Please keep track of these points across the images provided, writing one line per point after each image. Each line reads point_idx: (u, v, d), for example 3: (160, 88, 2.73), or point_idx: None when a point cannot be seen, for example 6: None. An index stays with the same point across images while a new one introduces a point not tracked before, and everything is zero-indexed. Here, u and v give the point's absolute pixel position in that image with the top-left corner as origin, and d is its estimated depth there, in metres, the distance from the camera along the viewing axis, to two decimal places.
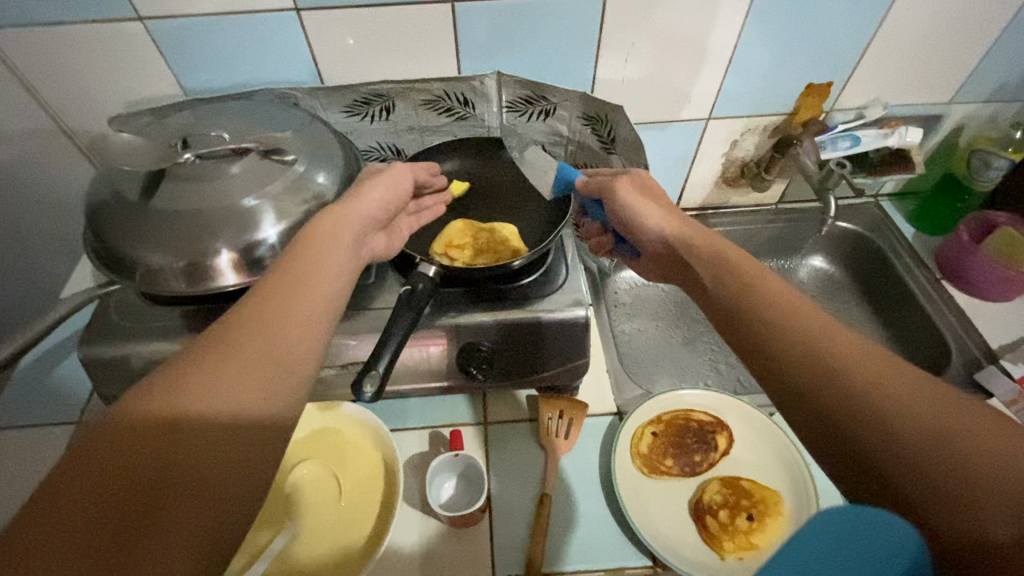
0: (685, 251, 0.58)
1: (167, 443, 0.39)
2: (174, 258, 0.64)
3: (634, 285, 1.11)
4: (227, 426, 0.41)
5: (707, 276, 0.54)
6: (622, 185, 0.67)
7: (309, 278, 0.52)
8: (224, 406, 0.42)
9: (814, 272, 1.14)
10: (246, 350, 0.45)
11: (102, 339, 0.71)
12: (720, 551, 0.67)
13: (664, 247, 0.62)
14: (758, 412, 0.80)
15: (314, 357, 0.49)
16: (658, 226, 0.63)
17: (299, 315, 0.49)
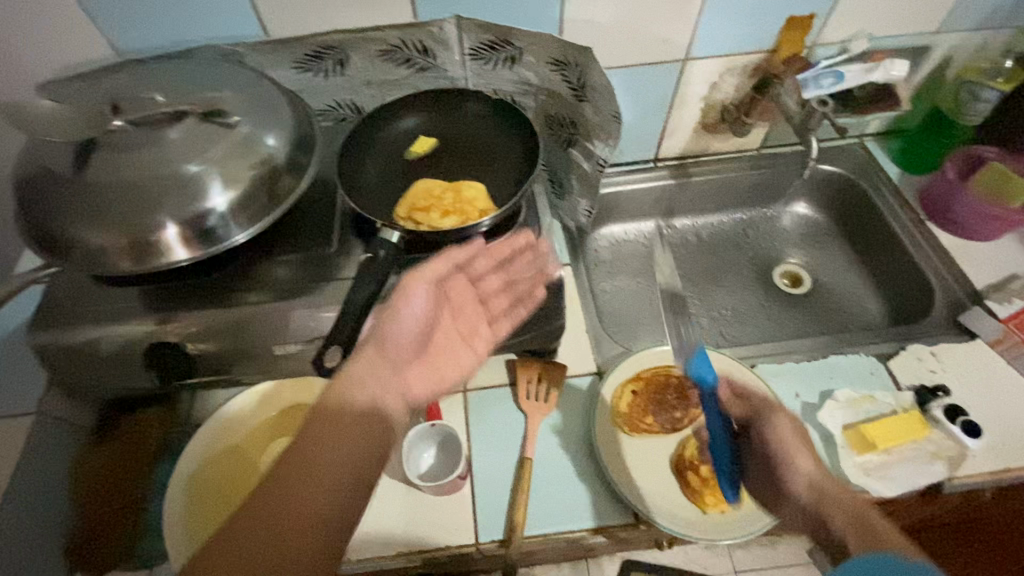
0: (826, 493, 0.59)
1: (296, 465, 0.50)
2: (116, 235, 0.60)
3: (615, 241, 1.08)
4: (345, 440, 0.52)
5: (807, 495, 0.61)
6: (785, 426, 0.64)
7: (406, 320, 0.59)
8: (341, 423, 0.53)
9: (798, 219, 1.12)
10: (356, 385, 0.55)
11: (50, 325, 0.67)
12: (702, 506, 0.68)
13: (811, 496, 0.60)
14: (736, 362, 0.79)
15: (389, 382, 0.57)
16: (806, 478, 0.61)
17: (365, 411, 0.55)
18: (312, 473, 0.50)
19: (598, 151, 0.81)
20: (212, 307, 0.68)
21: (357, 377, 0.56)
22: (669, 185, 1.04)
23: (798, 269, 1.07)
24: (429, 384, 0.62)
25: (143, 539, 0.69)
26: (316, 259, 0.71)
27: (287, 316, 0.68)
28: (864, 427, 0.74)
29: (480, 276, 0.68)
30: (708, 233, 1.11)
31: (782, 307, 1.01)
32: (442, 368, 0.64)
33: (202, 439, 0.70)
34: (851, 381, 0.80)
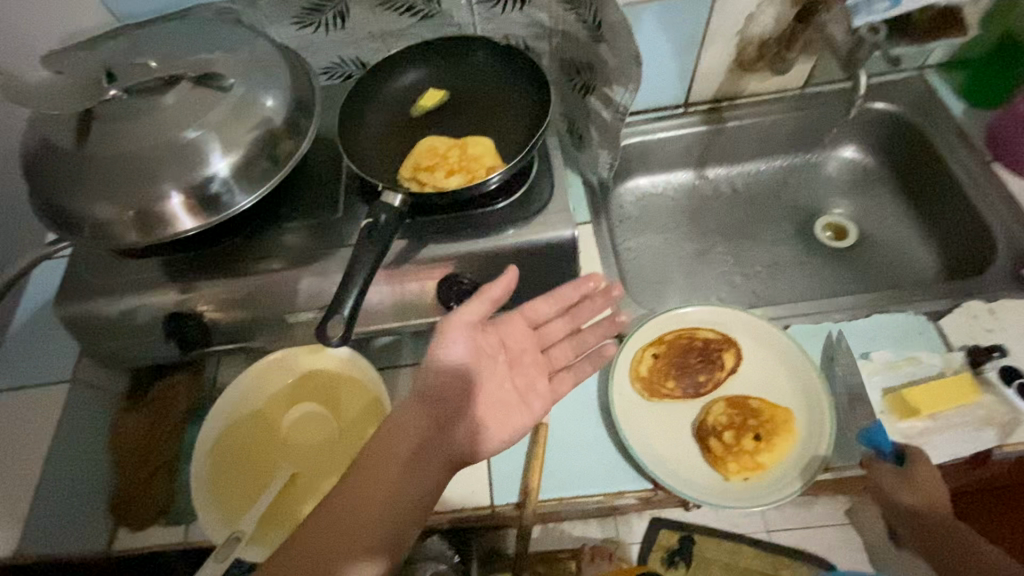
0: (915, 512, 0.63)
1: (363, 465, 0.57)
2: (121, 206, 0.59)
3: (642, 196, 1.02)
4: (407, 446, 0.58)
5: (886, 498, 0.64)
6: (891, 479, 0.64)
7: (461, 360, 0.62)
8: (403, 433, 0.58)
9: (845, 165, 1.02)
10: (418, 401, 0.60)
11: (73, 297, 0.69)
12: (724, 472, 0.65)
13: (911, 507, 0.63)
14: (770, 324, 0.74)
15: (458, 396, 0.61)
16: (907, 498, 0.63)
17: (410, 451, 0.58)
18: (378, 474, 0.56)
19: (617, 97, 0.71)
20: (224, 277, 0.68)
21: (402, 420, 0.59)
22: (699, 133, 0.97)
23: (842, 221, 0.99)
24: (475, 441, 0.61)
25: (177, 498, 0.72)
26: (324, 225, 0.70)
27: (296, 284, 0.68)
28: (906, 392, 0.68)
29: (540, 320, 0.70)
30: (743, 184, 1.03)
31: (823, 263, 0.94)
32: (487, 427, 0.61)
33: (223, 407, 0.71)
34: (895, 342, 0.74)
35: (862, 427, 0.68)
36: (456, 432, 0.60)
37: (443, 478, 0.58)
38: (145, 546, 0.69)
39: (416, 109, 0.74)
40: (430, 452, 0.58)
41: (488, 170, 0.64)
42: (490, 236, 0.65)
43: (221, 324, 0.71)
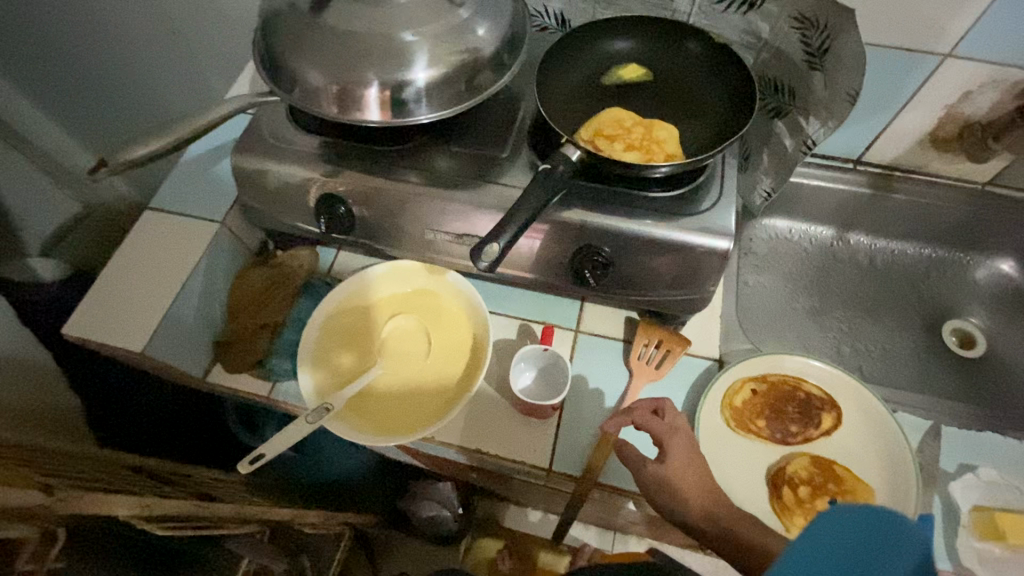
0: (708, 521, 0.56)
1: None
2: (329, 80, 0.64)
3: (774, 236, 1.00)
4: None
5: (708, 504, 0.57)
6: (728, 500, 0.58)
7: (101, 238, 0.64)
8: None
9: (997, 277, 0.96)
10: None
11: (247, 149, 0.74)
12: (788, 523, 0.65)
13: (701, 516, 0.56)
14: (880, 404, 0.71)
15: None
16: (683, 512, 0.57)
17: None
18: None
19: (810, 130, 0.71)
20: (376, 175, 0.71)
21: None
22: (858, 195, 0.93)
23: (973, 331, 0.93)
24: None
25: (272, 357, 0.76)
26: (485, 159, 0.72)
27: (444, 205, 0.70)
28: (999, 514, 0.65)
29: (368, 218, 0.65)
30: (881, 259, 0.99)
31: (941, 365, 0.89)
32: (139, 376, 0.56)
33: (341, 293, 0.77)
34: (1003, 465, 0.70)
35: (941, 535, 0.65)
36: None
37: None
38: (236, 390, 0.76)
39: (608, 79, 0.75)
40: None
41: (667, 157, 0.64)
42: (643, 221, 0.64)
43: (362, 220, 0.75)
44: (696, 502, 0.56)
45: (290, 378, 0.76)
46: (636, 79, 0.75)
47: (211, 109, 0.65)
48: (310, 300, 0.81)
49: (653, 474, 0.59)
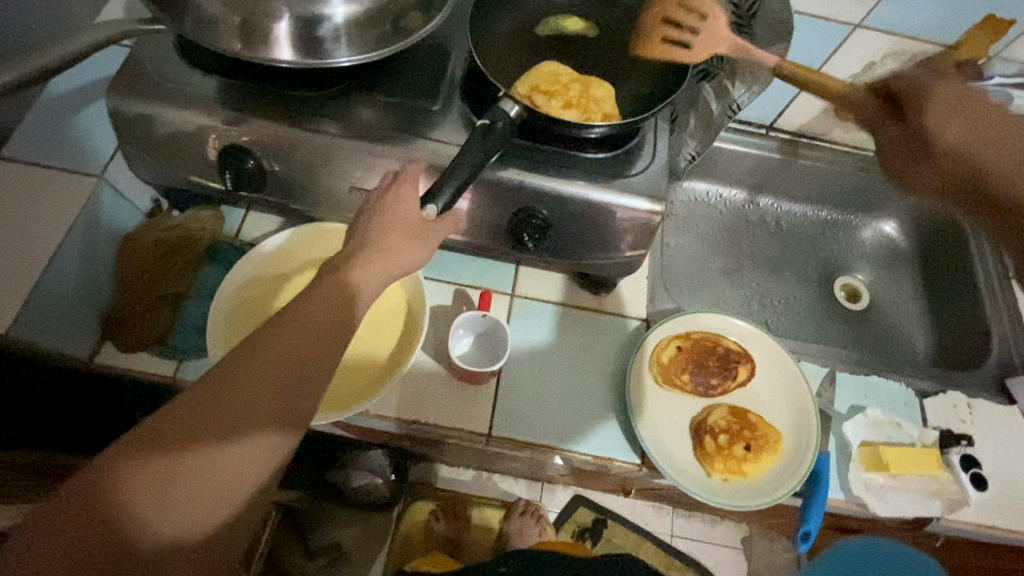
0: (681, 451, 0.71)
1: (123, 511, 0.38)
2: (229, 10, 0.54)
3: (695, 199, 1.05)
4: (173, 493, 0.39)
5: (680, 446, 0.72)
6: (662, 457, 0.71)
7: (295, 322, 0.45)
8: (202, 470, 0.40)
9: (880, 237, 1.06)
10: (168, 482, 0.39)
11: (130, 90, 0.62)
12: (709, 468, 0.70)
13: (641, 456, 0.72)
14: (789, 356, 0.77)
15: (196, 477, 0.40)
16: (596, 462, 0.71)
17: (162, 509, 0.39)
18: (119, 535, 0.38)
19: (735, 94, 0.76)
20: (287, 124, 0.63)
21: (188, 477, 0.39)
22: (771, 159, 0.98)
23: (859, 285, 1.03)
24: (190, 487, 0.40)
25: (176, 332, 0.69)
26: (417, 113, 0.66)
27: (371, 161, 0.64)
28: (883, 448, 0.75)
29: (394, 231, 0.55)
30: (786, 222, 1.06)
31: (833, 319, 0.98)
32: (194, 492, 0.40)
33: (254, 259, 0.70)
34: (884, 404, 0.80)
35: (835, 468, 0.75)
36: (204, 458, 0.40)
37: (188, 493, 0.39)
38: (133, 371, 0.66)
39: (541, 29, 0.76)
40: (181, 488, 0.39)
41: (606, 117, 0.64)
42: (583, 183, 0.63)
43: (276, 175, 0.67)
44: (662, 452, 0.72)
45: (198, 353, 0.68)
46: (576, 32, 0.76)
47: (77, 36, 0.54)
48: (219, 267, 0.72)
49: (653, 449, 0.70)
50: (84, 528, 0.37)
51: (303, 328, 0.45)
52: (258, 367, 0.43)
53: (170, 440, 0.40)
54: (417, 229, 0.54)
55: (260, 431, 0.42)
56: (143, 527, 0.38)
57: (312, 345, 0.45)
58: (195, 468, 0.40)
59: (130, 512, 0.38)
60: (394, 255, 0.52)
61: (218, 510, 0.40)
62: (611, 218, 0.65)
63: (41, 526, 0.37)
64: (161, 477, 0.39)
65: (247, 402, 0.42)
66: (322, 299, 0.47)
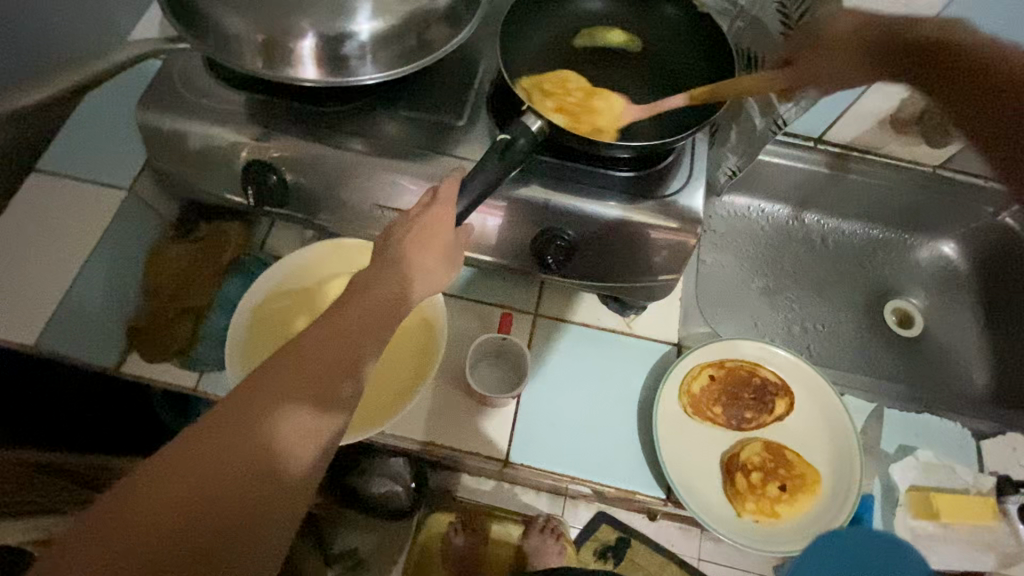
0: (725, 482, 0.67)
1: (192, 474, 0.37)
2: (253, 27, 0.53)
3: (733, 213, 0.99)
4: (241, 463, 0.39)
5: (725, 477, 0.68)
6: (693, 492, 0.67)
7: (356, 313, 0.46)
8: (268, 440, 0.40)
9: (937, 259, 0.98)
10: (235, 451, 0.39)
11: (160, 105, 0.63)
12: (740, 508, 0.66)
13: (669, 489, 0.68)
14: (832, 391, 0.72)
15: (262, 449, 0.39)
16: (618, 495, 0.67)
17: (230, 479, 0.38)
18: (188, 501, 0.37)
19: (782, 109, 0.71)
20: (311, 140, 0.62)
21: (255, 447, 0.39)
22: (817, 174, 0.92)
23: (913, 311, 0.95)
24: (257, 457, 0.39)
25: (198, 344, 0.68)
26: (441, 128, 0.64)
27: (393, 178, 0.62)
28: (934, 496, 0.70)
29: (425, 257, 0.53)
30: (832, 240, 1.00)
31: (881, 345, 0.91)
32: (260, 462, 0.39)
33: (275, 273, 0.69)
34: (937, 445, 0.73)
35: (879, 512, 0.69)
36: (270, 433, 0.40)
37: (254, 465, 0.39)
38: (155, 381, 0.66)
39: (578, 41, 0.72)
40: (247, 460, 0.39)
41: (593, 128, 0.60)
42: (611, 204, 0.60)
43: (299, 190, 0.66)
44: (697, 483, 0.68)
45: (219, 366, 0.67)
46: (619, 45, 0.72)
47: (107, 54, 0.54)
48: (242, 279, 0.72)
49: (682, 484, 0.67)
50: (186, 480, 0.37)
51: (361, 307, 0.46)
52: (332, 338, 0.44)
53: (256, 402, 0.40)
54: (444, 245, 0.52)
55: (344, 394, 0.43)
56: (238, 484, 0.38)
57: (379, 315, 0.46)
58: (286, 427, 0.40)
59: (228, 464, 0.38)
60: (422, 274, 0.50)
61: (307, 464, 0.41)
62: (641, 241, 0.62)
63: (138, 486, 0.36)
64: (251, 437, 0.39)
65: (328, 365, 0.43)
66: (385, 292, 0.47)
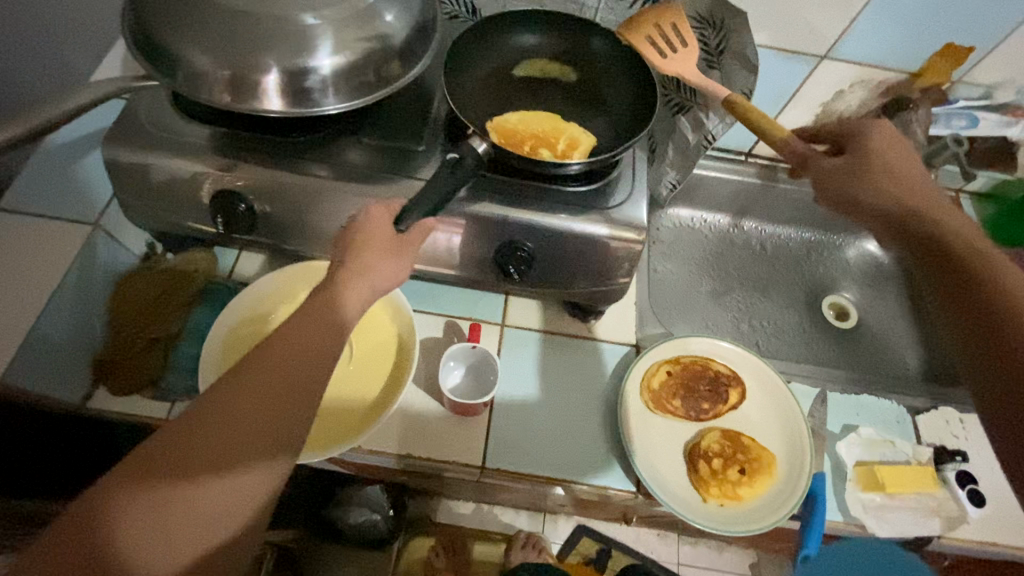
0: (689, 470, 0.71)
1: (125, 527, 0.39)
2: (220, 64, 0.57)
3: (680, 223, 1.07)
4: (178, 514, 0.40)
5: (688, 466, 0.72)
6: (663, 484, 0.70)
7: (299, 357, 0.47)
8: (208, 494, 0.41)
9: (865, 256, 1.08)
10: (171, 502, 0.40)
11: (126, 142, 0.65)
12: (705, 494, 0.70)
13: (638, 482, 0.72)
14: (778, 377, 0.78)
15: (202, 502, 0.41)
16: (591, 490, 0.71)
17: (165, 533, 0.40)
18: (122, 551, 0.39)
19: (709, 125, 0.79)
20: (276, 168, 0.65)
21: (195, 501, 0.41)
22: (751, 184, 1.01)
23: (847, 304, 1.04)
24: (195, 512, 0.41)
25: (169, 374, 0.69)
26: (402, 153, 0.69)
27: (358, 200, 0.65)
28: (877, 468, 0.75)
29: (393, 271, 0.56)
30: (771, 244, 1.08)
31: (822, 337, 0.99)
32: (198, 516, 0.41)
33: (246, 299, 0.71)
34: (875, 421, 0.80)
35: (832, 488, 0.75)
36: (216, 479, 0.42)
37: (192, 518, 0.41)
38: (128, 415, 0.66)
39: (519, 70, 0.80)
40: (183, 514, 0.40)
41: (501, 124, 0.70)
42: (564, 216, 0.65)
43: (267, 216, 0.68)
44: (667, 474, 0.71)
45: (191, 394, 0.68)
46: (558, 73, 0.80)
47: (77, 93, 0.56)
48: (211, 307, 0.74)
49: (651, 477, 0.70)
50: (115, 534, 0.39)
51: (289, 356, 0.46)
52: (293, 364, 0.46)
53: (192, 455, 0.42)
54: (391, 243, 0.56)
55: (279, 445, 0.44)
56: (164, 536, 0.40)
57: (307, 367, 0.47)
58: (200, 490, 0.41)
59: (157, 523, 0.40)
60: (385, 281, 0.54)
61: (242, 517, 0.43)
62: (595, 248, 0.67)
63: (71, 538, 0.39)
64: (163, 499, 0.40)
65: (268, 411, 0.44)
66: (332, 311, 0.50)
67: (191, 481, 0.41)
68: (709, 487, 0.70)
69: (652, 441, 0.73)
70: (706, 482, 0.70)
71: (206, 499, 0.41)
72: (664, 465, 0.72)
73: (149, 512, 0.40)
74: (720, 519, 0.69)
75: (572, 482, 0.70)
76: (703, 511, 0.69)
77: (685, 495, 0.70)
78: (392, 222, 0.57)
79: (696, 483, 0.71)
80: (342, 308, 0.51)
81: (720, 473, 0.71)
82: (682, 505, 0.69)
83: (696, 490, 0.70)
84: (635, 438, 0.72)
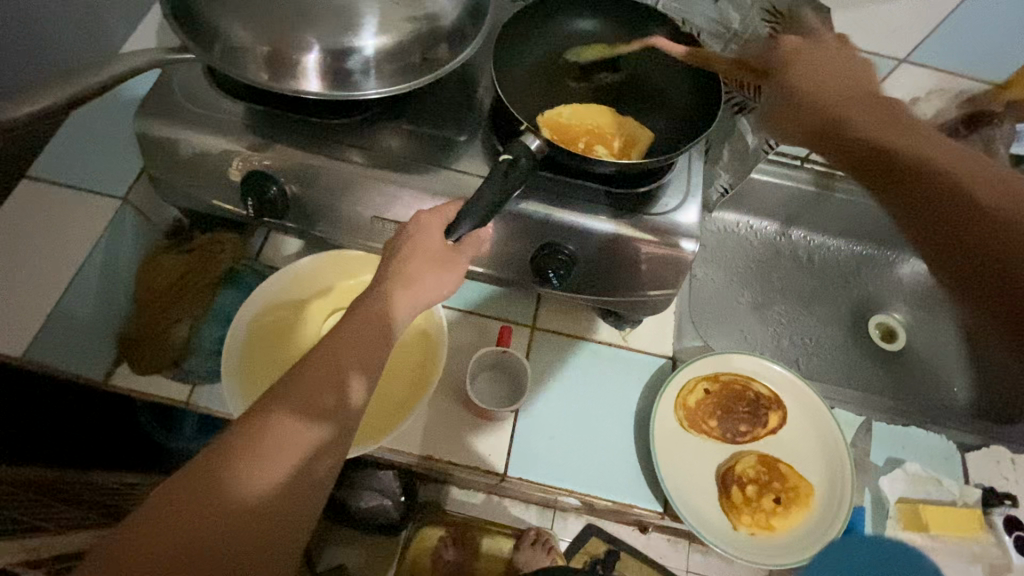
0: (721, 495, 0.68)
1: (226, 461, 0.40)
2: (259, 38, 0.53)
3: (723, 228, 1.02)
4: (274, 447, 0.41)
5: (720, 492, 0.68)
6: (692, 508, 0.67)
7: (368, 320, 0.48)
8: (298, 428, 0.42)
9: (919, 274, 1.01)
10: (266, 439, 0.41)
11: (158, 114, 0.62)
12: (736, 520, 0.67)
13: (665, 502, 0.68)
14: (823, 403, 0.73)
15: (293, 438, 0.41)
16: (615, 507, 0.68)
17: (261, 465, 0.40)
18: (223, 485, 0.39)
19: None
20: (310, 151, 0.62)
21: (285, 435, 0.41)
22: (804, 191, 0.94)
23: (896, 325, 0.98)
24: (286, 447, 0.41)
25: (191, 356, 0.67)
26: (442, 142, 0.65)
27: (394, 190, 0.62)
28: (922, 507, 0.71)
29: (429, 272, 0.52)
30: (819, 255, 1.02)
31: (866, 358, 0.93)
32: (288, 450, 0.41)
33: (270, 284, 0.68)
34: (922, 456, 0.75)
35: (869, 523, 0.71)
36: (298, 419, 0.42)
37: (284, 452, 0.41)
38: (147, 394, 0.65)
39: (569, 55, 0.74)
40: (278, 449, 0.41)
41: (553, 120, 0.65)
42: (610, 221, 0.61)
43: (298, 200, 0.65)
44: (697, 498, 0.68)
45: (212, 378, 0.66)
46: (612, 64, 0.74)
47: (109, 61, 0.53)
48: (236, 290, 0.72)
49: (680, 500, 0.67)
50: (217, 466, 0.39)
51: (355, 322, 0.47)
52: (346, 346, 0.46)
53: (282, 396, 0.43)
54: (436, 254, 0.53)
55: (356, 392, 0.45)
56: (261, 469, 0.40)
57: (364, 337, 0.47)
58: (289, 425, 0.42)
59: (255, 455, 0.40)
60: (420, 283, 0.51)
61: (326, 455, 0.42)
62: (640, 255, 0.63)
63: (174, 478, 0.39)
64: (259, 435, 0.41)
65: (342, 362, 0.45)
66: (367, 317, 0.48)
67: (284, 418, 0.42)
68: (743, 515, 0.67)
69: (683, 462, 0.69)
70: (740, 510, 0.67)
71: (297, 433, 0.42)
72: (694, 490, 0.68)
73: (248, 445, 0.40)
74: (754, 547, 0.65)
75: (596, 497, 0.67)
76: (734, 538, 0.66)
77: (715, 521, 0.67)
78: (442, 233, 0.54)
79: (728, 509, 0.67)
80: (374, 311, 0.48)
81: (756, 501, 0.67)
82: (712, 533, 0.66)
83: (729, 516, 0.67)
84: (665, 458, 0.69)
